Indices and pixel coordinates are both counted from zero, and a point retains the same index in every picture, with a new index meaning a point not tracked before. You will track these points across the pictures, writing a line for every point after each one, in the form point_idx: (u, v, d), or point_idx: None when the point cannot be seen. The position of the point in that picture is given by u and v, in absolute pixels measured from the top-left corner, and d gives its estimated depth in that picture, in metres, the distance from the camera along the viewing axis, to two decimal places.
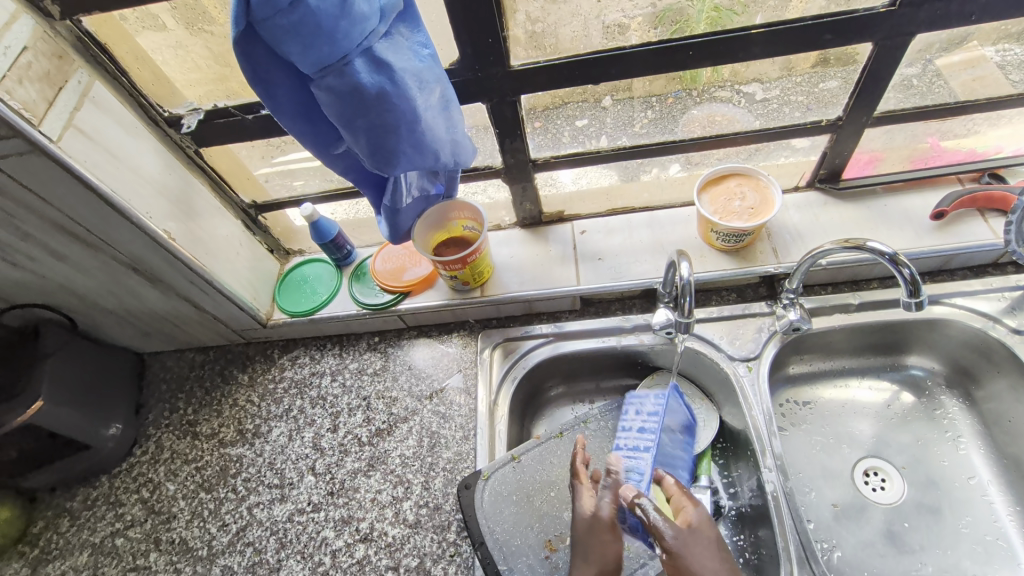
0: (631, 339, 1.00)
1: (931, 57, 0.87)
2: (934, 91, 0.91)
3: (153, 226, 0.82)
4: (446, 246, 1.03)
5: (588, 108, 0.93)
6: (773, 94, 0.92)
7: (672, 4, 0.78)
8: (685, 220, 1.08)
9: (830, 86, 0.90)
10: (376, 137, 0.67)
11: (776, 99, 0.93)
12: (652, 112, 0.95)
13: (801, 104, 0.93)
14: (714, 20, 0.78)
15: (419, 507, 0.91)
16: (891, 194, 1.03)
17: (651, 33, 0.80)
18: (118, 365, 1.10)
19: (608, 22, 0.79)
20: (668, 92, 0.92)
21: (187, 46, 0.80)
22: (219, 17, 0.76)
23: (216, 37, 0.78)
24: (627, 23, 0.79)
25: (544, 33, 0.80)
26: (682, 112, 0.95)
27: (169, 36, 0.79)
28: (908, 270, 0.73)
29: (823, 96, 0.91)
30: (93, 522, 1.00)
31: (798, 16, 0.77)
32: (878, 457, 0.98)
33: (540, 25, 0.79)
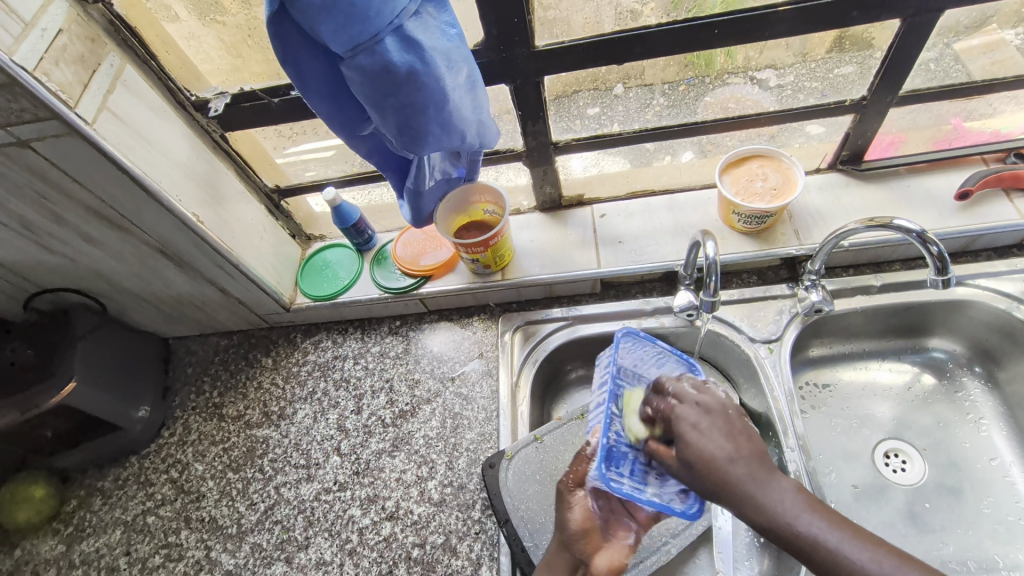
0: (651, 321, 1.01)
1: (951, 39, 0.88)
2: (951, 74, 0.90)
3: (182, 208, 0.84)
4: (468, 230, 1.03)
5: (601, 96, 0.94)
6: (787, 80, 0.93)
7: None
8: (705, 202, 1.08)
9: (846, 71, 0.91)
10: (405, 116, 0.68)
11: (790, 85, 0.93)
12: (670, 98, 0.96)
13: (817, 91, 0.93)
14: (728, 4, 0.78)
15: (444, 486, 0.93)
16: (915, 175, 1.02)
17: (667, 17, 0.80)
18: (145, 348, 1.12)
19: (621, 7, 0.80)
20: (682, 80, 0.93)
21: (198, 37, 0.82)
22: (230, 8, 0.78)
23: (228, 29, 0.81)
24: (640, 9, 0.80)
25: (556, 20, 0.80)
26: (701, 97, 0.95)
27: (182, 26, 0.81)
28: (935, 247, 0.73)
29: (837, 82, 0.92)
30: (125, 501, 1.03)
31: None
32: (898, 439, 0.98)
33: (552, 12, 0.79)
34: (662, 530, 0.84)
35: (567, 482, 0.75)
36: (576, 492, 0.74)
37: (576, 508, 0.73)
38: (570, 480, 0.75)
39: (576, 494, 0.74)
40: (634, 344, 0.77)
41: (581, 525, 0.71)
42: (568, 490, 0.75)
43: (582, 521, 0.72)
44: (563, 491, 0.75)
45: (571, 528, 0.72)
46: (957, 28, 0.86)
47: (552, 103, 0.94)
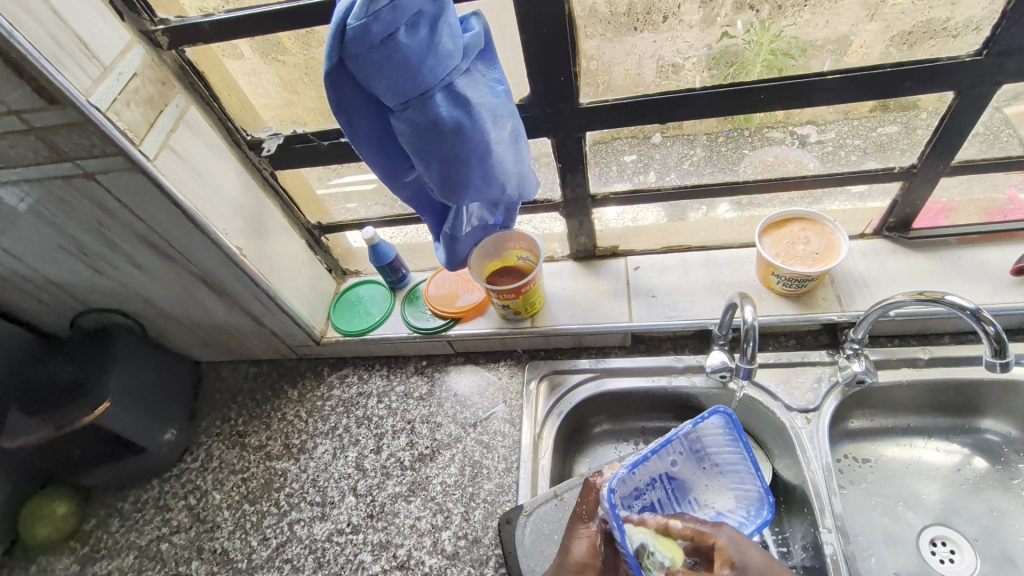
0: (682, 380, 0.98)
1: (999, 106, 0.83)
2: (1002, 140, 0.87)
3: (227, 241, 0.86)
4: (500, 275, 1.03)
5: (638, 144, 0.93)
6: (829, 137, 0.90)
7: (728, 47, 0.78)
8: (743, 261, 1.06)
9: (889, 130, 0.87)
10: (448, 168, 0.70)
11: (831, 142, 0.90)
12: (711, 154, 0.95)
13: (859, 148, 0.90)
14: (770, 63, 0.78)
15: (458, 539, 0.90)
16: (967, 246, 0.98)
17: (708, 73, 0.80)
18: (178, 372, 1.14)
19: (663, 61, 0.80)
20: (721, 132, 0.91)
21: (259, 74, 0.85)
22: (290, 47, 0.80)
23: (287, 66, 0.83)
24: (682, 63, 0.80)
25: (598, 70, 0.80)
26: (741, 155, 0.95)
27: (246, 64, 0.84)
28: (992, 327, 0.69)
29: (880, 140, 0.89)
30: (141, 524, 1.03)
31: (856, 60, 0.76)
32: (947, 526, 0.91)
33: (595, 62, 0.80)
34: None
35: (580, 512, 0.76)
36: (587, 525, 0.74)
37: (581, 541, 0.73)
38: (583, 512, 0.75)
39: (586, 527, 0.74)
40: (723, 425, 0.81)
41: (581, 560, 0.72)
42: (580, 519, 0.75)
43: (585, 555, 0.72)
44: (574, 519, 0.75)
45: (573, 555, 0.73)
46: None
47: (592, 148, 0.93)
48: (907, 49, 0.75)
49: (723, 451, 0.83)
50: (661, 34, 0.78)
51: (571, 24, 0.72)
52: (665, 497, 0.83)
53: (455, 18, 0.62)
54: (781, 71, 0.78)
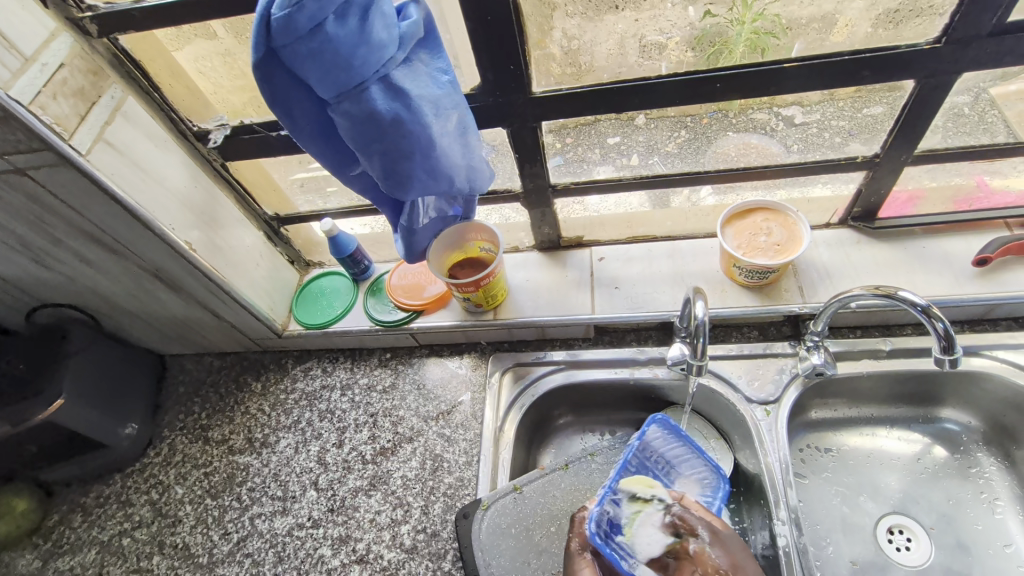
0: (644, 372, 0.98)
1: (984, 86, 0.81)
2: (986, 120, 0.85)
3: (174, 236, 0.84)
4: (462, 267, 1.02)
5: (622, 126, 0.91)
6: (813, 118, 0.88)
7: (711, 26, 0.76)
8: (707, 251, 1.04)
9: (874, 111, 0.84)
10: (391, 161, 0.67)
11: (815, 123, 0.89)
12: (687, 132, 0.93)
13: (844, 130, 0.88)
14: (754, 43, 0.75)
15: (417, 532, 0.90)
16: (932, 236, 0.97)
17: (688, 54, 0.78)
18: (139, 366, 1.13)
19: (646, 41, 0.77)
20: (704, 113, 0.90)
21: (233, 54, 0.80)
22: None
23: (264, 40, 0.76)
24: (665, 43, 0.77)
25: (580, 51, 0.78)
26: (719, 134, 0.93)
27: (219, 44, 0.79)
28: (942, 325, 0.68)
29: (867, 121, 0.85)
30: (104, 520, 1.03)
31: (842, 40, 0.73)
32: (905, 515, 0.92)
33: (576, 42, 0.78)
34: None
35: (574, 545, 0.75)
36: (584, 556, 0.74)
37: (583, 571, 0.72)
38: (577, 545, 0.75)
39: (585, 558, 0.73)
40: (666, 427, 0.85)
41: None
42: (576, 552, 0.74)
43: None
44: (571, 555, 0.74)
45: None
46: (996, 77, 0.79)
47: (572, 130, 0.91)
48: (893, 28, 0.72)
49: (671, 449, 0.86)
50: (643, 12, 0.75)
51: (517, 9, 0.69)
52: None
53: (389, 6, 0.60)
54: (765, 52, 0.76)
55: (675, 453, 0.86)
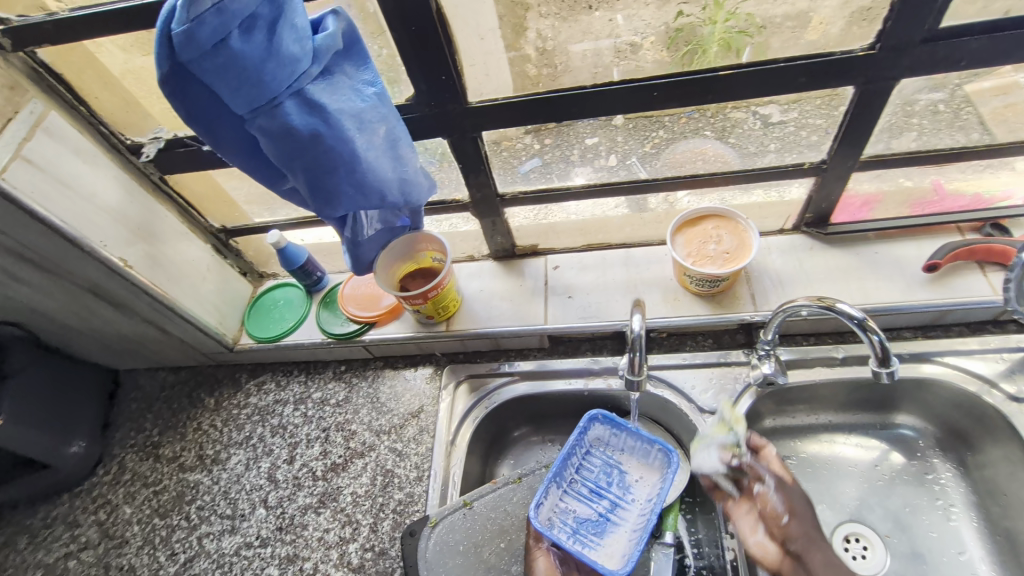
0: (599, 382, 0.96)
1: (960, 82, 0.79)
2: (962, 116, 0.84)
3: (107, 253, 0.82)
4: (413, 278, 1.00)
5: (601, 126, 0.90)
6: (790, 116, 0.86)
7: (683, 26, 0.73)
8: (662, 259, 1.03)
9: None
10: (315, 177, 0.65)
11: (793, 122, 0.86)
12: (665, 131, 0.91)
13: (820, 128, 0.85)
14: (727, 42, 0.73)
15: (365, 551, 0.88)
16: (884, 241, 0.96)
17: (664, 54, 0.75)
18: (87, 383, 1.10)
19: (619, 42, 0.75)
20: (682, 112, 0.88)
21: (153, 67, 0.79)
22: None
23: None
24: (639, 42, 0.75)
25: (555, 51, 0.76)
26: (695, 133, 0.91)
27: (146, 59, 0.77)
28: (877, 337, 0.69)
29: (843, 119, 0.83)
30: (49, 542, 1.00)
31: (818, 37, 0.72)
32: (860, 523, 0.90)
33: (551, 42, 0.76)
34: None
35: (529, 533, 0.79)
36: (539, 543, 0.78)
37: (539, 561, 0.77)
38: (532, 533, 0.79)
39: (540, 546, 0.78)
40: (609, 421, 0.87)
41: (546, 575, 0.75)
42: (532, 543, 0.79)
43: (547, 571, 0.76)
44: (528, 544, 0.79)
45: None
46: (940, 81, 0.78)
47: (523, 137, 0.90)
48: (869, 24, 0.69)
49: (624, 441, 0.87)
50: (618, 11, 0.73)
51: (442, 20, 0.67)
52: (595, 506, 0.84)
53: (301, 18, 0.58)
54: (740, 52, 0.73)
55: (628, 444, 0.87)
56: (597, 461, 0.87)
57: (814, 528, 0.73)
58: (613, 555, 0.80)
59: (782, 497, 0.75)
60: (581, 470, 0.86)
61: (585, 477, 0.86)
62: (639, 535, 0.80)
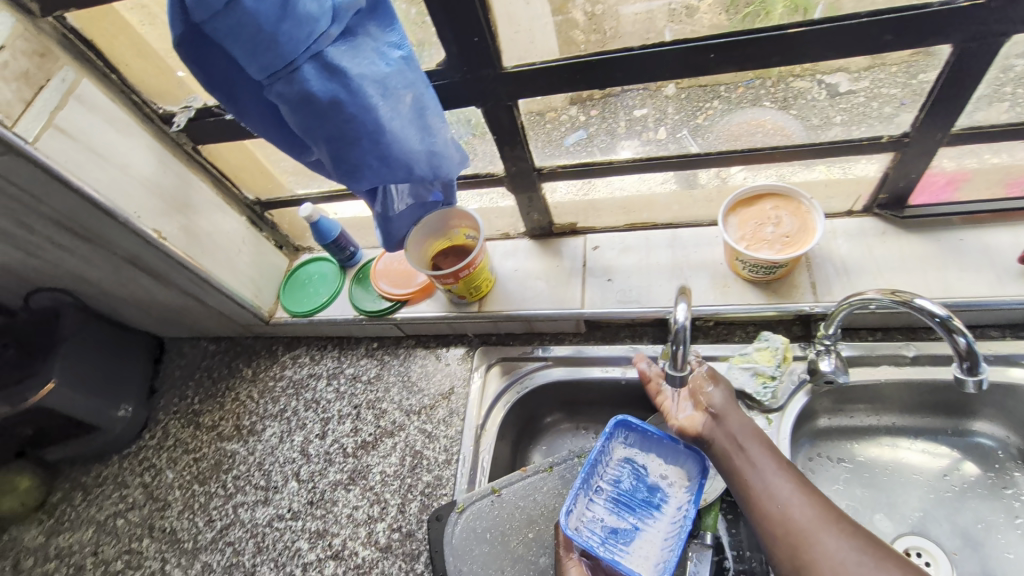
0: (637, 371, 0.90)
1: None
2: None
3: (141, 224, 0.83)
4: (446, 256, 0.96)
5: (651, 97, 0.82)
6: (861, 86, 0.76)
7: None
8: (711, 241, 0.95)
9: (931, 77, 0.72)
10: (338, 148, 0.62)
11: (863, 92, 0.77)
12: (720, 103, 0.81)
13: (895, 98, 0.75)
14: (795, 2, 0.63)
15: (392, 531, 0.88)
16: (971, 227, 0.85)
17: (722, 17, 0.66)
18: (135, 350, 1.14)
19: (674, 4, 0.67)
20: (739, 81, 0.78)
21: None
22: None
23: None
24: (696, 5, 0.66)
25: (604, 15, 0.68)
26: (751, 103, 0.81)
27: None
28: (962, 339, 0.61)
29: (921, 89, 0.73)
30: (101, 500, 1.05)
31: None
32: (923, 536, 0.82)
33: (600, 6, 0.68)
34: None
35: (559, 543, 0.77)
36: (569, 553, 0.75)
37: (571, 570, 0.74)
38: (561, 542, 0.76)
39: (570, 556, 0.75)
40: (636, 424, 0.81)
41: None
42: (562, 553, 0.76)
43: None
44: (558, 555, 0.76)
45: None
46: None
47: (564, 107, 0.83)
48: None
49: (652, 446, 0.82)
50: None
51: None
52: (625, 513, 0.79)
53: None
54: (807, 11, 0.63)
55: (656, 449, 0.82)
56: (624, 466, 0.82)
57: (733, 400, 0.76)
58: (644, 563, 0.75)
59: (712, 396, 0.75)
60: (607, 476, 0.81)
61: (612, 483, 0.81)
62: (672, 543, 0.75)
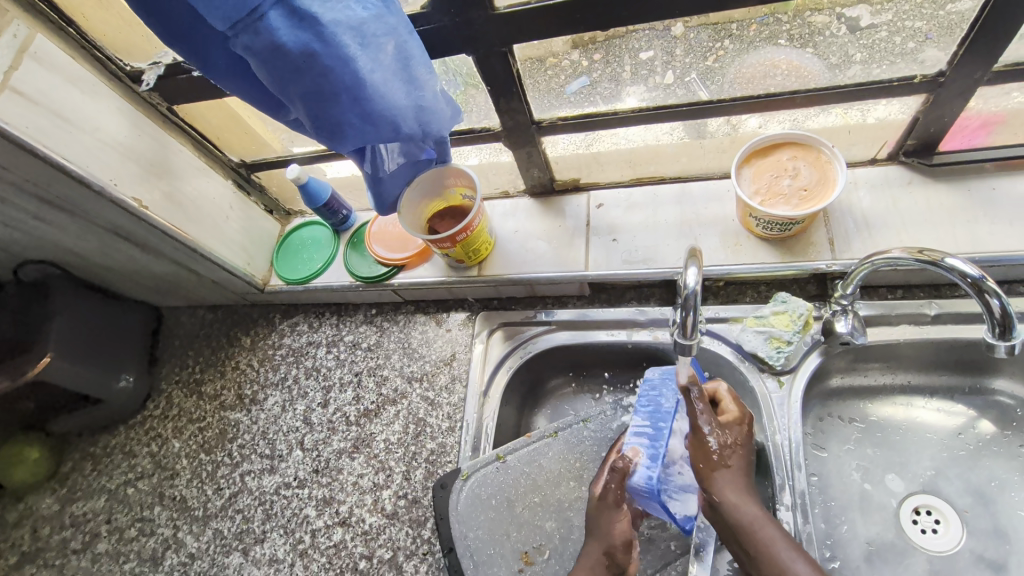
0: (644, 335, 0.87)
1: None
2: None
3: (120, 192, 0.79)
4: (442, 218, 0.92)
5: (656, 37, 0.76)
6: (883, 19, 0.71)
7: None
8: (724, 195, 0.90)
9: (962, 6, 0.66)
10: (316, 106, 0.57)
11: (885, 26, 0.71)
12: (731, 42, 0.75)
13: (919, 33, 0.70)
14: None
15: (398, 498, 0.88)
16: (1004, 174, 0.80)
17: None
18: (132, 320, 1.12)
19: None
20: (751, 18, 0.72)
21: None
22: None
23: None
24: None
25: None
26: (768, 40, 0.74)
27: None
28: (995, 301, 0.57)
29: (949, 22, 0.68)
30: (110, 469, 1.05)
31: None
32: (935, 495, 0.80)
33: None
34: (668, 548, 0.76)
35: (611, 498, 0.71)
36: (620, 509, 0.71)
37: (621, 524, 0.70)
38: (614, 498, 0.71)
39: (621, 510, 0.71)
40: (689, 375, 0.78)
41: (626, 540, 0.70)
42: (611, 506, 0.71)
43: (627, 535, 0.70)
44: (608, 509, 0.71)
45: (617, 541, 0.69)
46: None
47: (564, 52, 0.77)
48: None
49: None
50: None
51: None
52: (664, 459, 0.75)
53: None
54: None
55: None
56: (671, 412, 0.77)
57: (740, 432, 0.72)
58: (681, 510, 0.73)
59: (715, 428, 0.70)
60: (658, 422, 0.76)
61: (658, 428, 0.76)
62: None
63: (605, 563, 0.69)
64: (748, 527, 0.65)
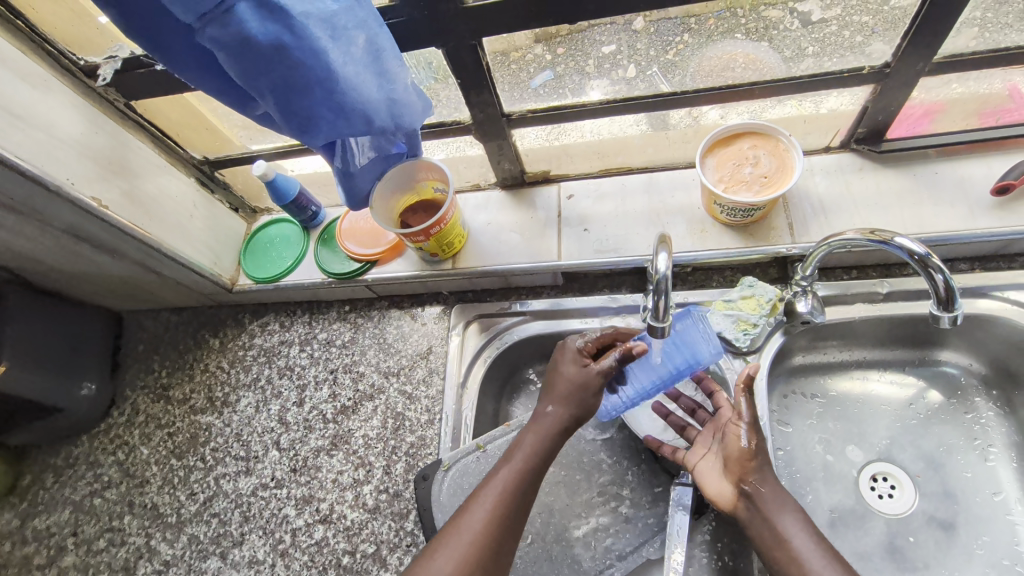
0: (616, 321, 0.90)
1: None
2: None
3: (77, 192, 0.76)
4: (415, 211, 0.92)
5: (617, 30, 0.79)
6: (832, 14, 0.76)
7: None
8: (689, 183, 0.93)
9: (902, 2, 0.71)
10: (285, 99, 0.57)
11: (835, 20, 0.77)
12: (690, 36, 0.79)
13: (866, 26, 0.75)
14: None
15: (379, 492, 0.88)
16: (946, 159, 0.85)
17: None
18: (91, 325, 1.08)
19: None
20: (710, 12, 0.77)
21: None
22: None
23: None
24: None
25: None
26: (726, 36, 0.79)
27: None
28: (939, 276, 0.61)
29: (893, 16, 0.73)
30: (74, 481, 1.02)
31: None
32: (890, 462, 0.85)
33: None
34: (647, 526, 0.78)
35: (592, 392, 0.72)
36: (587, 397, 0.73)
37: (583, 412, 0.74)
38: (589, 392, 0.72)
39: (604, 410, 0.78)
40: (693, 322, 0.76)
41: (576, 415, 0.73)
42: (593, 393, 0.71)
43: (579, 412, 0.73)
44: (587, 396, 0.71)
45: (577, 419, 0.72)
46: None
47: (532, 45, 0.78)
48: None
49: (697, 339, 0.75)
50: None
51: None
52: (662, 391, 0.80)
53: None
54: None
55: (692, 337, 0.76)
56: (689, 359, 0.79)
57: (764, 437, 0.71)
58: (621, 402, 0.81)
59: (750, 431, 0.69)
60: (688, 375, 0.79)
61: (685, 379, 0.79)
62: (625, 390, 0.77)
63: (562, 425, 0.70)
64: (772, 517, 0.65)
